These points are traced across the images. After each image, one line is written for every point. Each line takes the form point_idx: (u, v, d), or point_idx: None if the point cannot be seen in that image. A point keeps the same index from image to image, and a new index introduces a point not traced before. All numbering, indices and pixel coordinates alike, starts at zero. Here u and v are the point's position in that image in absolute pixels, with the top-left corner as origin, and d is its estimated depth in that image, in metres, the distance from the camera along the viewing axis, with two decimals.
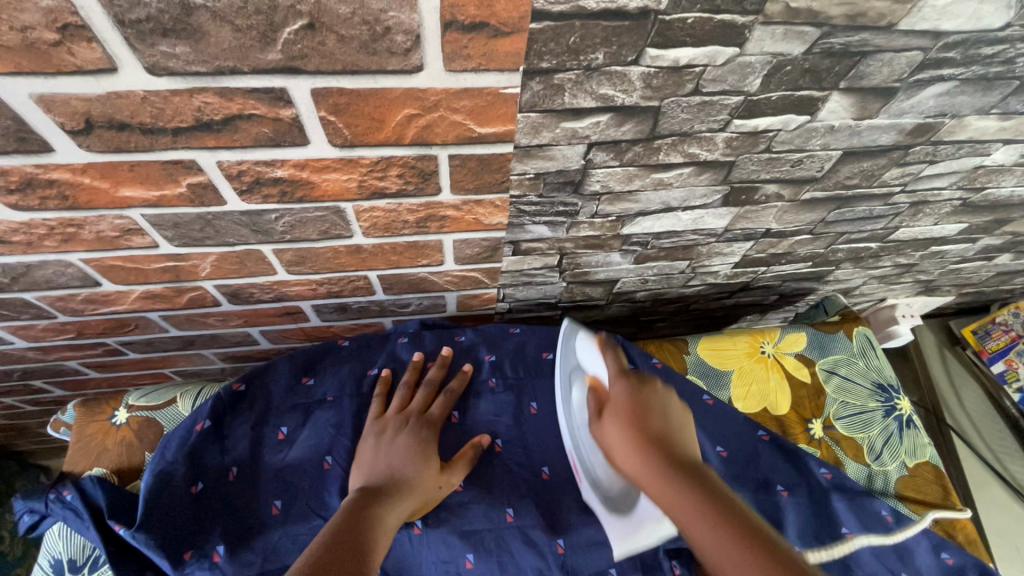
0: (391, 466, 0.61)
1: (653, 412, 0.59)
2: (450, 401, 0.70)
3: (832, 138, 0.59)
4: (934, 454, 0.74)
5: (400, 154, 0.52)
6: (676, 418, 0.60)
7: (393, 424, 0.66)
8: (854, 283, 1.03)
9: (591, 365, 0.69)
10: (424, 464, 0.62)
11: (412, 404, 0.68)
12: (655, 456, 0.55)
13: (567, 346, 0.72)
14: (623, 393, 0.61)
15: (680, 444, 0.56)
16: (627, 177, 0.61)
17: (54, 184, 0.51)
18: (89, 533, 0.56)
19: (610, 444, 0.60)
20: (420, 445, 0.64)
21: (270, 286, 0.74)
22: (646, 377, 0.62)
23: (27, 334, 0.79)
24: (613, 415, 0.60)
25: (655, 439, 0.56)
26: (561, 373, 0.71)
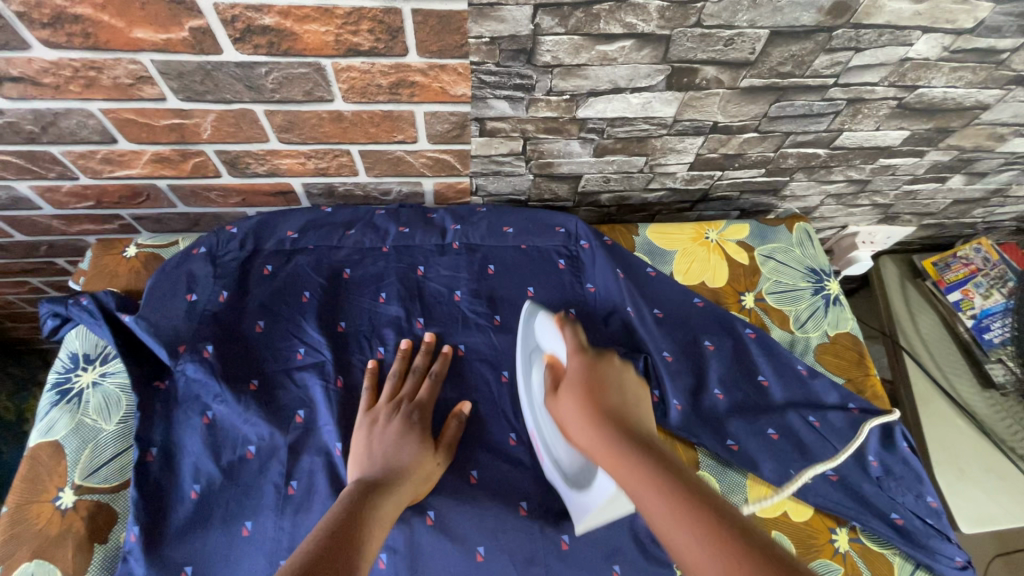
0: (386, 457, 0.61)
1: (610, 394, 0.61)
2: (436, 387, 0.70)
3: (757, 13, 0.66)
4: (856, 327, 0.82)
5: (368, 5, 0.61)
6: (633, 401, 0.63)
7: (384, 414, 0.66)
8: (812, 201, 1.10)
9: (548, 343, 0.71)
10: (419, 448, 0.63)
11: (403, 391, 0.68)
12: (617, 435, 0.56)
13: (528, 328, 0.74)
14: (580, 370, 0.63)
15: (637, 427, 0.58)
16: (574, 49, 0.69)
17: (79, 21, 0.60)
18: (100, 330, 0.67)
19: (567, 422, 0.61)
20: (412, 431, 0.64)
21: (263, 156, 0.84)
22: (602, 355, 0.65)
23: (53, 198, 0.90)
24: (568, 391, 0.62)
25: (614, 416, 0.59)
26: (521, 353, 0.73)
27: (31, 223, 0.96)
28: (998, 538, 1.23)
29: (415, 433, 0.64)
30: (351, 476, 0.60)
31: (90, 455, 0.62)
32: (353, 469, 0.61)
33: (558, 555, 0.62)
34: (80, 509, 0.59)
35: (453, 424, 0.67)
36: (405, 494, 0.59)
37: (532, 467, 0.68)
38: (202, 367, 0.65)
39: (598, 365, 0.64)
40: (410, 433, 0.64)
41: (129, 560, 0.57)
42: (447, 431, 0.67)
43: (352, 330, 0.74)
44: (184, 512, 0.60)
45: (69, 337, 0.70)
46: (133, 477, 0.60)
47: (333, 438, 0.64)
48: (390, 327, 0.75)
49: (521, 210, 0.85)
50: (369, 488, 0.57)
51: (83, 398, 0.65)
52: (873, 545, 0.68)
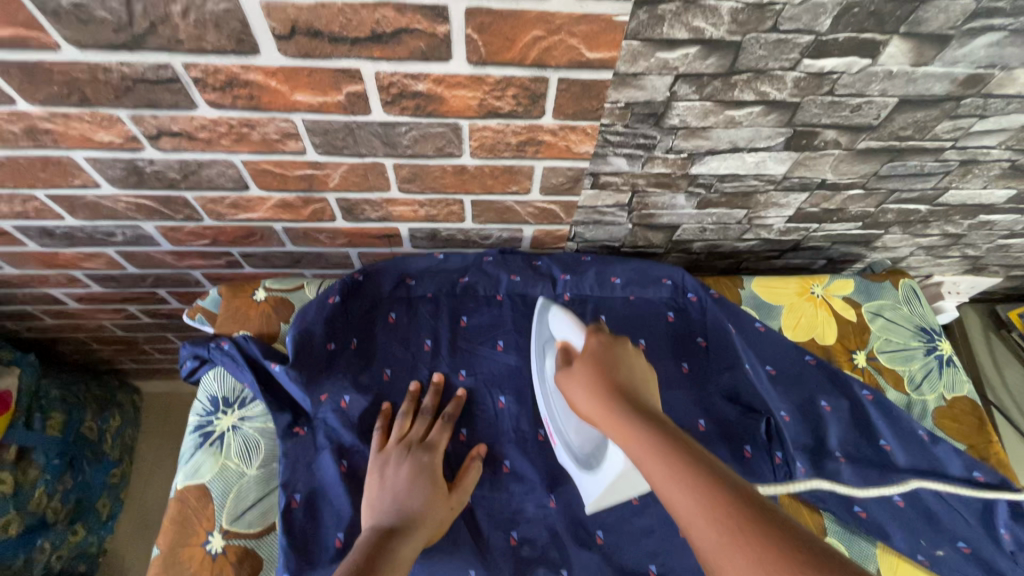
0: (398, 502, 0.61)
1: (619, 370, 0.61)
2: (448, 428, 0.69)
3: (890, 84, 0.68)
4: (971, 391, 0.80)
5: (519, 74, 0.64)
6: (643, 378, 0.61)
7: (395, 455, 0.65)
8: (902, 252, 1.09)
9: (560, 331, 0.72)
10: (430, 491, 0.62)
11: (412, 433, 0.68)
12: (620, 408, 0.56)
13: (541, 318, 0.76)
14: (595, 349, 0.63)
15: (645, 400, 0.58)
16: (703, 113, 0.71)
17: (248, 85, 0.64)
18: (243, 375, 0.70)
19: (575, 396, 0.61)
20: (423, 475, 0.63)
21: (380, 204, 0.87)
22: (617, 337, 0.65)
23: (173, 237, 0.94)
24: (579, 369, 0.62)
25: (621, 392, 0.58)
26: (536, 345, 0.75)
27: (145, 257, 1.00)
28: None
29: (425, 476, 0.63)
30: (366, 522, 0.60)
31: (235, 501, 0.64)
32: (368, 516, 0.61)
33: None
34: (229, 554, 0.61)
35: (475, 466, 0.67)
36: (418, 541, 0.58)
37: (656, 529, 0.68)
38: (340, 416, 0.67)
39: (613, 347, 0.64)
40: (421, 476, 0.63)
41: None
42: (464, 476, 0.66)
43: (472, 379, 0.75)
44: (327, 562, 0.61)
45: (206, 379, 0.73)
46: (279, 525, 0.62)
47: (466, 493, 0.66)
48: (507, 376, 0.76)
49: (629, 262, 0.86)
50: (387, 535, 0.57)
51: (224, 442, 0.68)
52: None
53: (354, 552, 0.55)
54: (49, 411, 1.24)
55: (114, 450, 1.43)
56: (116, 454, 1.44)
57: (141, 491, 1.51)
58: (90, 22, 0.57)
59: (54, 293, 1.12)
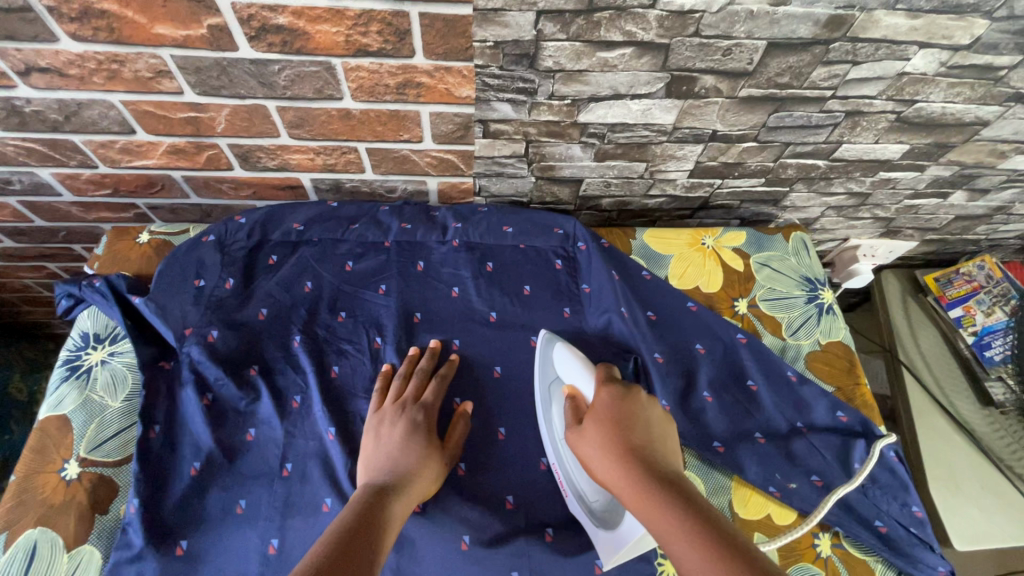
0: (393, 462, 0.62)
1: (638, 428, 0.61)
2: (441, 389, 0.70)
3: (754, 25, 0.68)
4: (848, 337, 0.82)
5: (378, 7, 0.64)
6: (660, 436, 0.62)
7: (390, 415, 0.67)
8: (813, 211, 1.11)
9: (568, 376, 0.71)
10: (425, 453, 0.64)
11: (407, 392, 0.69)
12: (642, 475, 0.56)
13: (545, 359, 0.74)
14: (607, 405, 0.64)
15: (666, 466, 0.58)
16: (575, 55, 0.71)
17: (105, 16, 0.64)
18: (111, 311, 0.70)
19: (591, 460, 0.61)
20: (416, 433, 0.65)
21: (274, 151, 0.87)
22: (629, 388, 0.66)
23: (73, 186, 0.93)
24: (592, 427, 0.63)
25: (638, 454, 0.59)
26: (539, 386, 0.73)
27: (50, 208, 0.99)
28: (998, 556, 1.22)
29: (419, 434, 0.65)
30: (361, 480, 0.62)
31: (95, 430, 0.65)
32: (364, 472, 0.62)
33: (543, 550, 0.64)
34: (83, 480, 0.62)
35: (460, 425, 0.69)
36: (412, 498, 0.59)
37: (519, 463, 0.70)
38: (205, 349, 0.68)
39: (626, 399, 0.64)
40: (414, 435, 0.65)
41: (128, 530, 0.59)
42: (455, 432, 0.68)
43: (351, 320, 0.76)
44: (181, 486, 0.62)
45: (81, 318, 0.73)
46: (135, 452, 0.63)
47: (326, 424, 0.67)
48: (385, 318, 0.77)
49: (523, 211, 0.87)
50: (379, 491, 0.58)
51: (91, 375, 0.68)
52: (855, 550, 0.69)
53: (349, 507, 0.55)
54: None
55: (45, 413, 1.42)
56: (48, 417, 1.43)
57: None
58: None
59: None
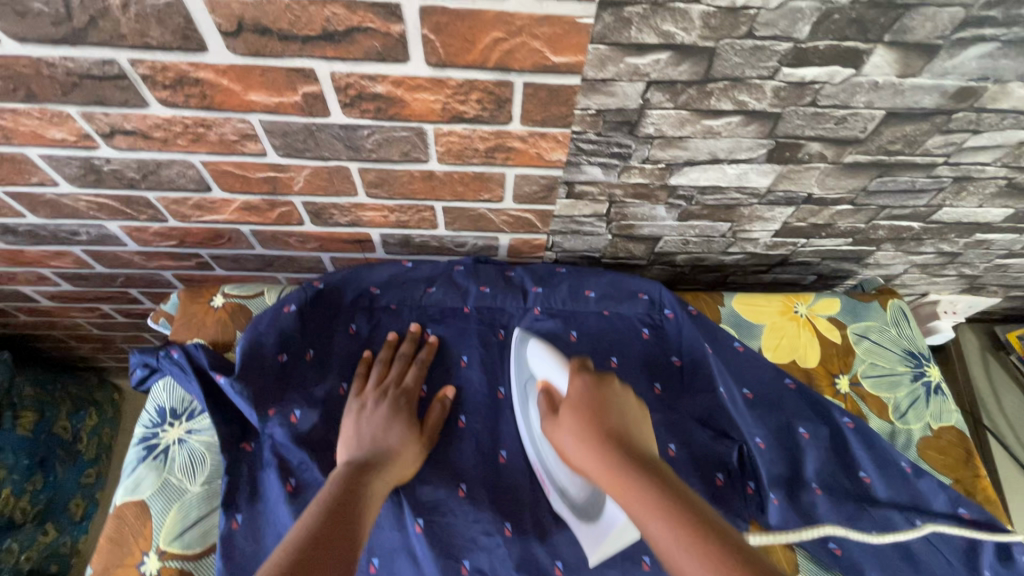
0: (374, 439, 0.64)
1: (613, 414, 0.60)
2: (422, 374, 0.72)
3: (876, 95, 0.64)
4: (960, 421, 0.76)
5: (482, 78, 0.61)
6: (634, 419, 0.62)
7: (371, 398, 0.68)
8: (895, 269, 1.05)
9: (540, 370, 0.70)
10: (405, 432, 0.65)
11: (389, 378, 0.71)
12: (616, 458, 0.56)
13: (521, 354, 0.74)
14: (582, 391, 0.63)
15: (640, 446, 0.58)
16: (678, 122, 0.68)
17: (199, 84, 0.61)
18: (191, 386, 0.67)
19: (568, 448, 0.61)
20: (398, 415, 0.66)
21: (349, 209, 0.84)
22: (603, 375, 0.64)
23: (140, 237, 0.91)
24: (568, 415, 0.62)
25: (615, 439, 0.58)
26: (516, 385, 0.73)
27: (113, 256, 0.97)
28: None
29: (400, 413, 0.67)
30: (342, 456, 0.63)
31: (175, 518, 0.62)
32: (344, 452, 0.63)
33: None
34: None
35: (438, 413, 0.69)
36: (391, 480, 0.60)
37: (616, 560, 0.65)
38: (289, 430, 0.64)
39: (601, 387, 0.63)
40: (397, 416, 0.66)
41: None
42: (432, 415, 0.69)
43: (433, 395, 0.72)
44: None
45: (156, 389, 0.71)
46: (219, 545, 0.60)
47: (414, 514, 0.63)
48: (470, 394, 0.73)
49: (604, 274, 0.83)
50: (360, 470, 0.59)
51: (169, 455, 0.65)
52: None
53: (313, 506, 0.53)
54: (21, 410, 1.23)
55: (87, 450, 1.40)
56: (89, 453, 1.41)
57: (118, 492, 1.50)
58: (27, 14, 0.53)
59: (25, 290, 1.09)
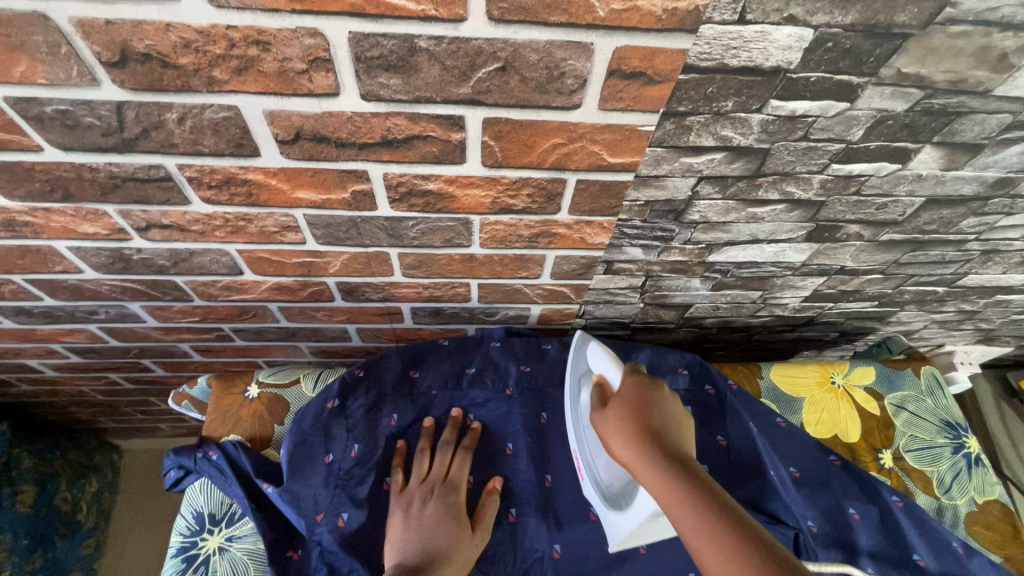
0: (427, 540, 0.63)
1: (655, 413, 0.60)
2: (468, 463, 0.70)
3: (918, 186, 0.65)
4: (1003, 493, 0.77)
5: (536, 176, 0.60)
6: (678, 422, 0.61)
7: (416, 497, 0.66)
8: (915, 325, 1.06)
9: (597, 366, 0.71)
10: (459, 530, 0.64)
11: (433, 472, 0.69)
12: (655, 450, 0.57)
13: (579, 351, 0.75)
14: (632, 393, 0.63)
15: (678, 444, 0.58)
16: (724, 210, 0.68)
17: (247, 184, 0.60)
18: (232, 490, 0.65)
19: (610, 440, 0.62)
20: (447, 515, 0.65)
21: (382, 287, 0.82)
22: (654, 380, 0.64)
23: (161, 315, 0.88)
24: (614, 412, 0.63)
25: (655, 435, 0.58)
26: (572, 376, 0.74)
27: (130, 331, 0.94)
28: None
29: (451, 514, 0.65)
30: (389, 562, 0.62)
31: None
32: (392, 556, 0.62)
33: None
34: None
35: (490, 504, 0.68)
36: None
37: None
38: (339, 536, 0.62)
39: (649, 391, 0.63)
40: (446, 515, 0.65)
41: None
42: (484, 509, 0.67)
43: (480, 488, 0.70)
44: None
45: (191, 491, 0.69)
46: None
47: None
48: (518, 485, 0.71)
49: (642, 349, 0.83)
50: None
51: (210, 566, 0.64)
52: None
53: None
54: (20, 485, 1.15)
55: (80, 521, 1.33)
56: (82, 524, 1.34)
57: (116, 561, 1.44)
58: (77, 127, 0.52)
59: (30, 363, 1.05)
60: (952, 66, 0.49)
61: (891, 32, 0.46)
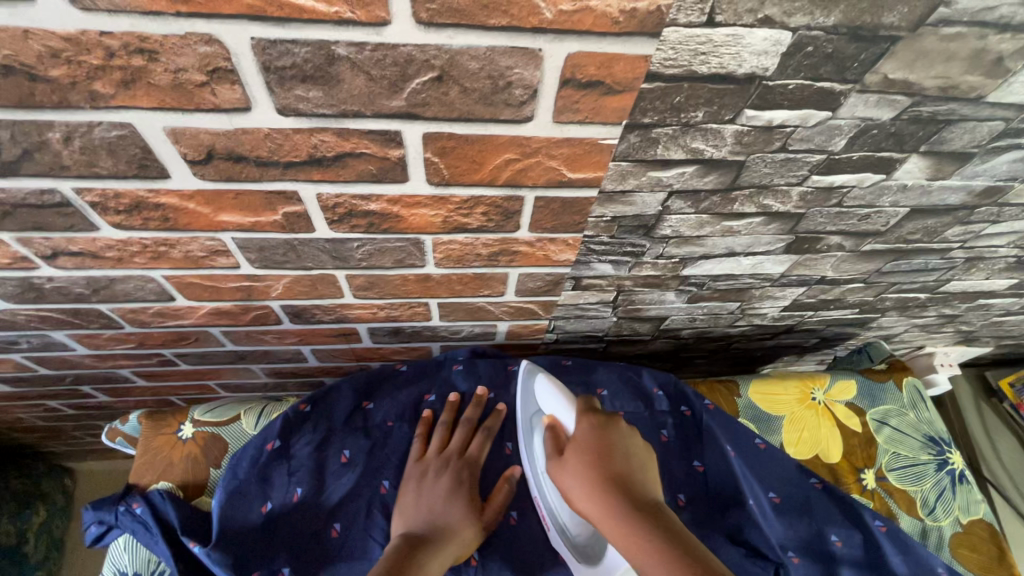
0: (432, 513, 0.61)
1: (617, 458, 0.57)
2: (486, 442, 0.69)
3: (902, 196, 0.61)
4: (987, 511, 0.74)
5: (490, 194, 0.54)
6: (642, 466, 0.58)
7: (433, 467, 0.65)
8: (896, 330, 1.03)
9: (547, 404, 0.67)
10: (465, 509, 0.62)
11: (451, 446, 0.68)
12: (620, 503, 0.53)
13: (528, 386, 0.70)
14: (587, 435, 0.59)
15: (644, 493, 0.55)
16: (697, 224, 0.63)
17: (160, 208, 0.53)
18: (158, 547, 0.59)
19: (572, 493, 0.57)
20: (460, 491, 0.63)
21: (333, 309, 0.76)
22: (610, 417, 0.61)
23: (91, 342, 0.80)
24: (572, 460, 0.58)
25: (617, 485, 0.55)
26: (522, 418, 0.70)
27: (59, 359, 0.86)
28: None
29: (463, 490, 0.64)
30: (395, 531, 0.61)
31: None
32: (398, 523, 0.61)
33: None
34: None
35: (506, 489, 0.66)
36: (450, 558, 0.58)
37: None
38: None
39: (607, 431, 0.60)
40: (459, 491, 0.64)
41: None
42: (497, 495, 0.66)
43: None
44: None
45: (115, 549, 0.62)
46: None
47: None
48: None
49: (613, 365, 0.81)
50: (416, 543, 0.58)
51: None
52: None
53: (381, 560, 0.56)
54: None
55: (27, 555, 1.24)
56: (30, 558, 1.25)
57: None
58: None
59: None
60: (943, 71, 0.44)
61: (878, 35, 0.41)
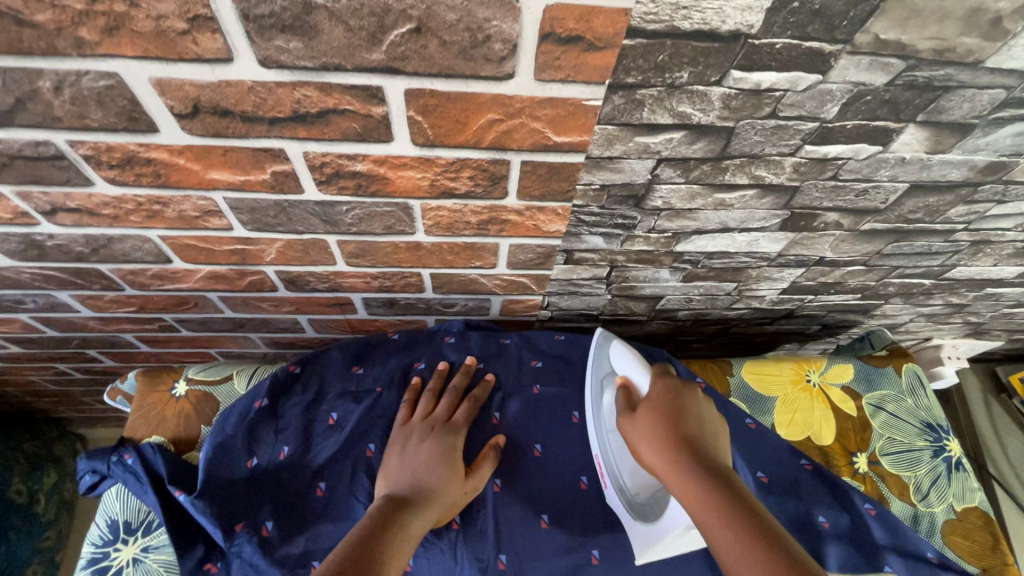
0: (416, 472, 0.62)
1: (689, 419, 0.59)
2: (473, 408, 0.69)
3: (901, 170, 0.59)
4: (983, 500, 0.72)
5: (475, 157, 0.54)
6: (711, 430, 0.60)
7: (417, 431, 0.66)
8: (901, 319, 1.01)
9: (621, 366, 0.69)
10: (449, 470, 0.62)
11: (436, 412, 0.68)
12: (686, 455, 0.56)
13: (600, 353, 0.71)
14: (660, 396, 0.61)
15: (713, 452, 0.57)
16: (689, 196, 0.62)
17: (151, 163, 0.54)
18: (147, 497, 0.61)
19: (639, 444, 0.60)
20: (443, 453, 0.64)
21: (326, 276, 0.77)
22: (685, 385, 0.63)
23: (94, 304, 0.82)
24: (644, 415, 0.61)
25: (689, 441, 0.57)
26: (594, 378, 0.71)
27: (66, 321, 0.88)
28: None
29: (449, 453, 0.64)
30: (379, 491, 0.62)
31: None
32: (382, 483, 0.62)
33: None
34: None
35: (490, 457, 0.66)
36: (433, 518, 0.59)
37: None
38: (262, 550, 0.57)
39: (680, 395, 0.62)
40: (443, 453, 0.64)
41: None
42: (483, 461, 0.66)
43: None
44: None
45: (106, 498, 0.64)
46: None
47: None
48: None
49: None
50: (399, 502, 0.58)
51: None
52: None
53: (367, 516, 0.56)
54: None
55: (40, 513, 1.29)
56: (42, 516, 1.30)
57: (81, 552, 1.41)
58: None
59: None
60: (936, 32, 0.43)
61: None
